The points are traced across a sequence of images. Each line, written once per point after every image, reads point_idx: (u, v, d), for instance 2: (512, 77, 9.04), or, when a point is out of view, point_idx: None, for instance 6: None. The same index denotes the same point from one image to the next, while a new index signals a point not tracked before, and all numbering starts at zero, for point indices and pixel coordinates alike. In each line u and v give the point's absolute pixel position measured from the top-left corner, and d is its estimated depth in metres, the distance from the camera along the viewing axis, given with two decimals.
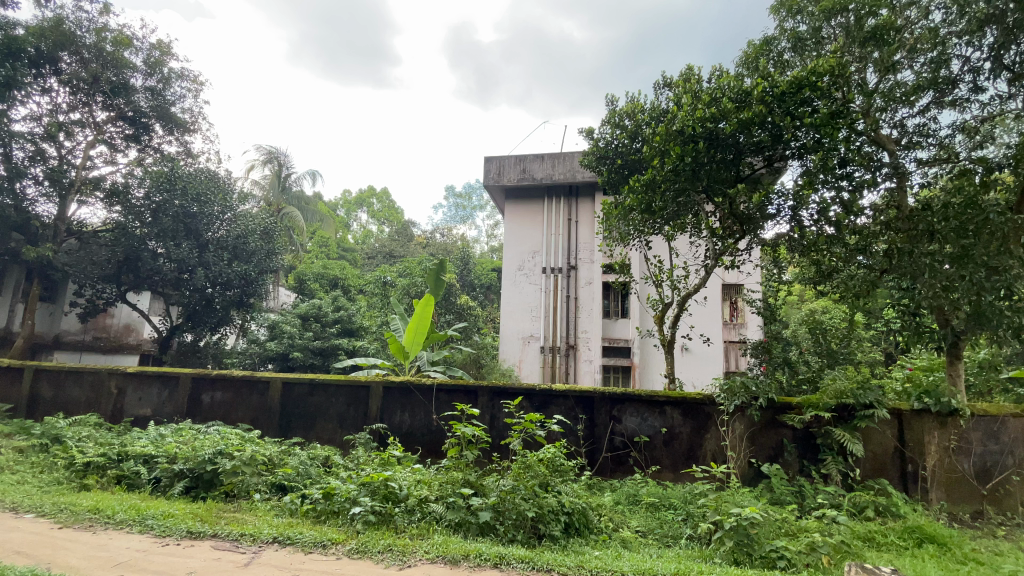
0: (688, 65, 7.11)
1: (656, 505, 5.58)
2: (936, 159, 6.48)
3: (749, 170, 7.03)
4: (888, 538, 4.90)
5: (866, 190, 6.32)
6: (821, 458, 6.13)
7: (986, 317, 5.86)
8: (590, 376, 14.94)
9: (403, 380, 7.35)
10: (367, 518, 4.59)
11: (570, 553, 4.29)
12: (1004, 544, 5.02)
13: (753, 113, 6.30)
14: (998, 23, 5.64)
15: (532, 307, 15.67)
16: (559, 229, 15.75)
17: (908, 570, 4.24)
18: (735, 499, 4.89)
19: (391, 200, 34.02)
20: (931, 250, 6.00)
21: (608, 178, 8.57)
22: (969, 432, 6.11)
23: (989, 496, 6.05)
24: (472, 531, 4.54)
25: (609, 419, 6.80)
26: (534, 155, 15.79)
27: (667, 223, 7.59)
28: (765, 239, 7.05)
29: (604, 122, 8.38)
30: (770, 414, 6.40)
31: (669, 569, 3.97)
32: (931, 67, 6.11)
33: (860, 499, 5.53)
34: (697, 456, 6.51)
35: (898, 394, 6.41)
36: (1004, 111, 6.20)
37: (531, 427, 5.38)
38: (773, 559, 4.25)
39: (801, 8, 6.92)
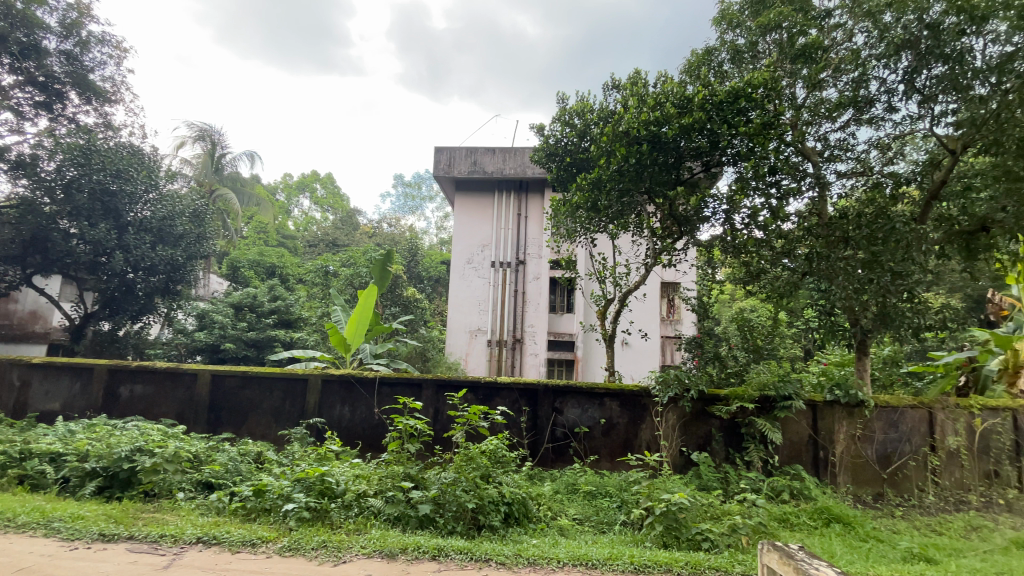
0: (636, 68, 7.31)
1: (593, 493, 5.77)
2: (854, 172, 7.10)
3: (689, 174, 7.35)
4: (800, 518, 5.34)
5: (793, 197, 6.76)
6: (745, 446, 6.57)
7: (890, 317, 6.56)
8: (535, 370, 15.12)
9: (343, 372, 7.15)
10: (301, 515, 4.44)
11: (509, 543, 4.37)
12: (899, 522, 5.61)
13: (693, 119, 6.61)
14: (912, 48, 6.18)
15: (480, 301, 15.66)
16: (508, 224, 15.81)
17: (817, 548, 4.64)
18: (666, 486, 5.14)
19: (335, 187, 32.81)
20: (846, 256, 6.53)
21: (557, 175, 8.73)
22: (872, 421, 6.77)
23: (888, 479, 6.73)
24: (410, 525, 4.52)
25: (552, 411, 6.94)
26: (485, 148, 15.72)
27: (612, 221, 7.79)
28: (701, 241, 7.43)
29: (554, 120, 8.46)
30: (700, 405, 6.79)
31: (602, 554, 4.14)
32: (853, 86, 6.69)
33: (778, 483, 5.99)
34: (633, 446, 6.80)
35: (814, 386, 6.96)
36: (913, 131, 6.75)
37: (476, 419, 5.41)
38: (698, 540, 4.52)
39: (740, 22, 7.29)
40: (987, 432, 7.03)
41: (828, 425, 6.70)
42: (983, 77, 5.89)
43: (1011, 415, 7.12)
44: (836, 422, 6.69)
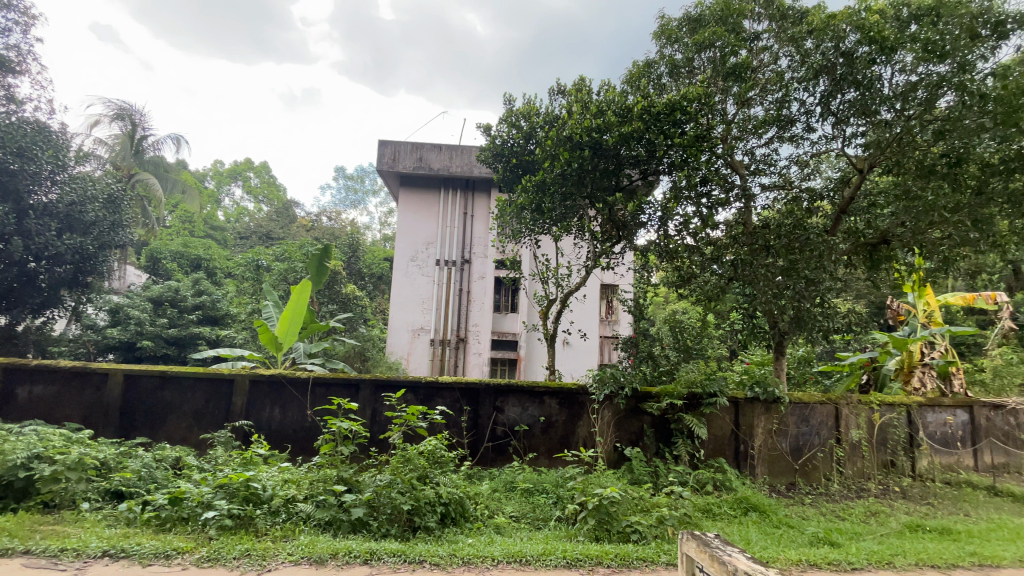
0: (581, 76, 7.49)
1: (530, 490, 5.86)
2: (777, 186, 7.64)
3: (628, 181, 7.66)
4: (721, 508, 5.70)
5: (721, 207, 7.19)
6: (674, 441, 6.92)
7: (804, 321, 7.09)
8: (478, 369, 15.12)
9: (274, 372, 6.83)
10: (223, 523, 4.20)
11: (444, 543, 4.35)
12: (807, 509, 6.12)
13: (632, 128, 6.87)
14: (829, 74, 6.72)
15: (423, 299, 15.44)
16: (454, 222, 15.72)
17: (734, 536, 4.98)
18: (600, 481, 5.31)
19: (271, 176, 31.22)
20: (767, 263, 7.04)
21: (503, 175, 8.79)
22: (787, 416, 7.33)
23: (800, 469, 7.32)
24: (342, 530, 4.41)
25: (492, 410, 6.96)
26: (431, 144, 15.52)
27: (554, 223, 7.94)
28: (638, 246, 7.75)
29: (501, 121, 8.48)
30: (633, 402, 7.08)
31: (536, 550, 4.23)
32: (776, 106, 7.20)
33: (703, 476, 6.37)
34: (570, 443, 6.97)
35: (737, 384, 7.43)
36: (828, 150, 7.34)
37: (413, 419, 5.34)
38: (627, 533, 4.72)
39: (678, 38, 7.64)
40: (884, 425, 7.79)
41: (749, 420, 7.19)
42: (889, 104, 6.53)
43: (905, 410, 7.93)
44: (755, 417, 7.19)
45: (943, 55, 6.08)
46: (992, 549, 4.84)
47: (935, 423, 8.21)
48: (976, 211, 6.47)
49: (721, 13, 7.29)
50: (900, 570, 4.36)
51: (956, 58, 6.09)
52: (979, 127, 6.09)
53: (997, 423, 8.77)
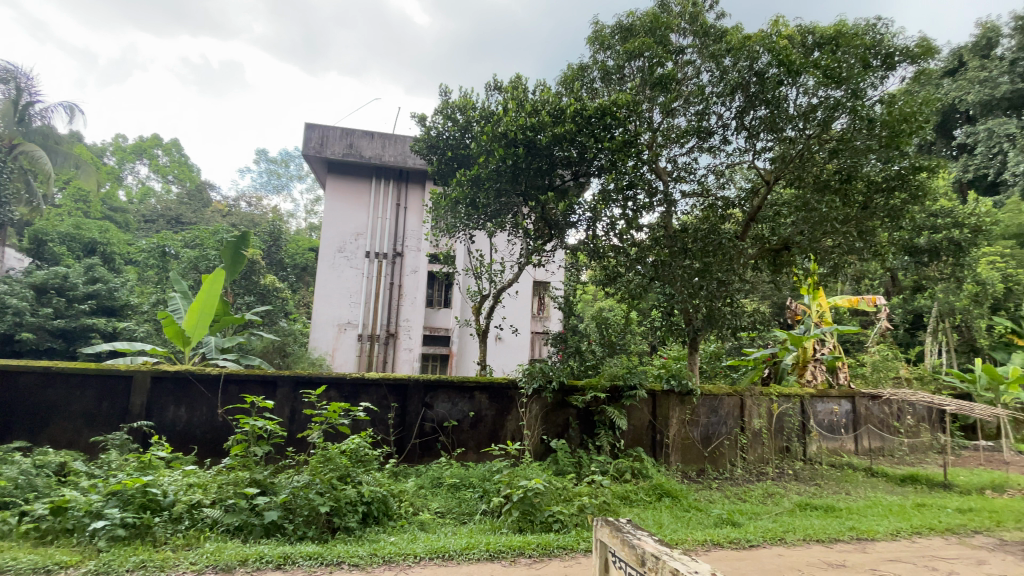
0: (517, 74, 7.54)
1: (457, 485, 5.85)
2: (696, 194, 8.14)
3: (560, 181, 7.86)
4: (638, 495, 6.03)
5: (645, 211, 7.56)
6: (597, 432, 7.23)
7: (715, 318, 7.66)
8: (408, 365, 14.84)
9: (180, 369, 6.30)
10: (114, 533, 3.83)
11: (364, 543, 4.26)
12: (714, 493, 6.62)
13: (565, 129, 7.03)
14: (744, 91, 7.26)
15: (351, 292, 14.90)
16: (386, 213, 15.30)
17: (648, 521, 5.30)
18: (525, 473, 5.43)
19: (183, 155, 28.72)
20: (684, 265, 7.53)
21: (438, 168, 8.65)
22: (698, 407, 7.87)
23: (709, 456, 7.89)
24: (254, 534, 4.19)
25: (421, 406, 6.86)
26: (363, 131, 15.00)
27: (489, 219, 7.98)
28: (569, 245, 8.01)
29: (436, 112, 8.32)
30: (560, 396, 7.29)
31: (459, 544, 4.24)
32: (697, 118, 7.68)
33: (623, 465, 6.70)
34: (498, 436, 7.05)
35: (656, 377, 7.87)
36: (741, 162, 7.94)
37: (335, 417, 5.16)
38: (550, 522, 4.87)
39: (610, 45, 7.97)
40: (782, 414, 8.59)
41: (664, 411, 7.64)
42: (793, 122, 7.15)
43: (798, 400, 8.80)
44: (670, 409, 7.65)
45: (840, 81, 6.73)
46: (867, 523, 5.49)
47: (823, 412, 9.18)
48: (862, 223, 7.31)
49: (650, 24, 7.61)
50: (790, 545, 4.84)
51: (850, 84, 6.78)
52: (867, 148, 7.01)
53: (874, 412, 9.95)
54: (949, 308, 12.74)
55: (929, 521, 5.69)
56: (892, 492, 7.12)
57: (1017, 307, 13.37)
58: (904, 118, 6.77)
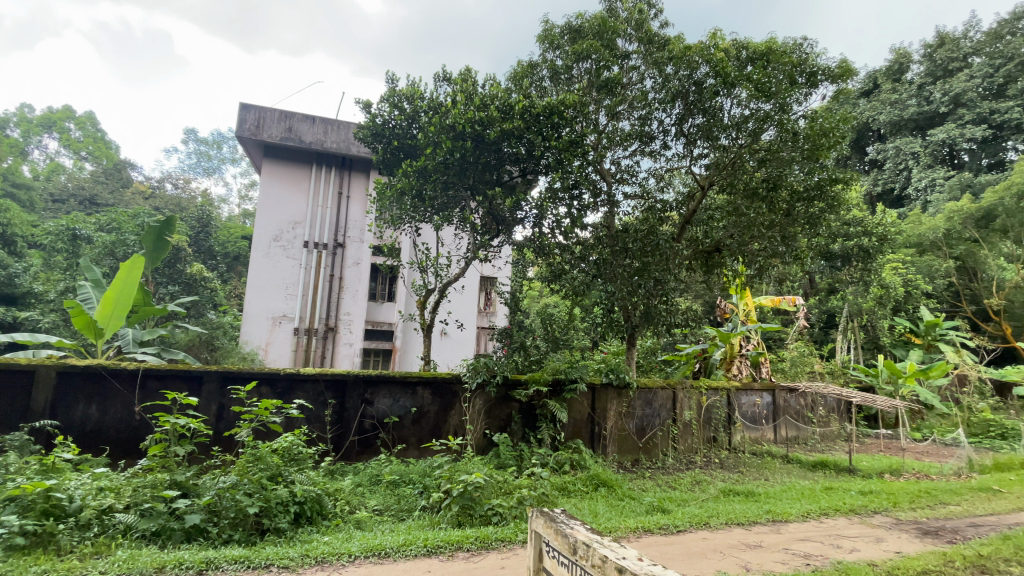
0: (467, 66, 7.49)
1: (396, 482, 5.76)
2: (637, 195, 8.44)
3: (508, 177, 7.89)
4: (576, 486, 6.21)
5: (589, 210, 7.75)
6: (538, 425, 7.38)
7: (652, 315, 8.00)
8: (348, 360, 14.40)
9: (92, 363, 5.79)
10: (10, 543, 3.47)
11: (296, 544, 4.12)
12: (648, 482, 6.94)
13: (514, 125, 7.06)
14: (683, 99, 7.60)
15: (288, 284, 14.24)
16: (327, 202, 14.72)
17: (585, 510, 5.48)
18: (467, 467, 5.45)
19: (100, 130, 26.31)
20: (624, 264, 7.80)
21: (383, 157, 8.43)
22: (634, 400, 8.21)
23: (643, 447, 8.23)
24: (173, 539, 3.95)
25: (360, 402, 6.69)
26: (303, 115, 14.37)
27: (435, 213, 7.86)
28: (515, 241, 8.09)
29: (382, 99, 8.10)
30: (503, 390, 7.36)
31: (397, 541, 4.20)
32: (640, 122, 7.96)
33: (562, 457, 6.88)
34: (440, 432, 7.01)
35: (596, 371, 8.13)
36: (679, 166, 8.31)
37: (266, 414, 4.92)
38: (489, 515, 4.92)
39: (559, 45, 8.09)
40: (710, 406, 9.13)
41: (603, 404, 7.90)
42: (727, 132, 7.58)
43: (725, 393, 9.38)
44: (608, 401, 7.93)
45: (769, 95, 7.18)
46: (782, 507, 5.95)
47: (747, 404, 9.84)
48: (785, 229, 7.85)
49: (599, 27, 7.75)
50: (713, 529, 5.17)
51: (778, 99, 7.24)
52: (791, 159, 7.54)
53: (792, 403, 10.78)
54: (858, 309, 14.00)
55: (835, 503, 6.26)
56: (805, 477, 7.76)
57: (914, 308, 14.90)
58: (824, 133, 7.34)
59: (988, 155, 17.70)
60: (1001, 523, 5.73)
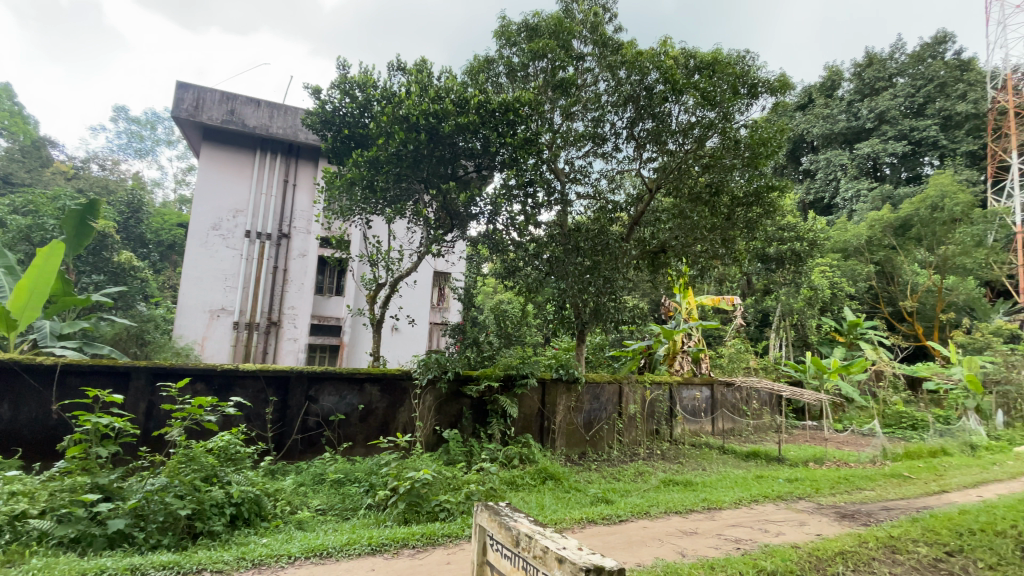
0: (422, 57, 7.36)
1: (341, 481, 5.63)
2: (589, 195, 8.61)
3: (462, 172, 7.85)
4: (524, 479, 6.30)
5: (542, 208, 7.85)
6: (489, 421, 7.43)
7: (601, 312, 8.23)
8: (292, 355, 13.88)
9: (1, 358, 5.28)
10: None
11: (231, 547, 3.95)
12: (594, 474, 7.14)
13: (469, 120, 7.03)
14: (634, 103, 7.84)
15: (227, 276, 13.54)
16: (272, 190, 14.09)
17: (532, 503, 5.57)
18: (415, 464, 5.41)
19: (13, 103, 23.89)
20: (575, 262, 7.96)
21: (332, 146, 8.15)
22: (582, 395, 8.41)
23: (590, 441, 8.46)
24: (94, 546, 3.69)
25: (305, 399, 6.48)
26: (247, 98, 13.69)
27: (387, 205, 7.68)
28: (469, 237, 8.04)
29: (333, 86, 7.83)
30: (455, 386, 7.34)
31: (339, 541, 4.12)
32: (593, 123, 8.14)
33: (512, 452, 6.96)
34: (388, 429, 6.90)
35: (547, 367, 8.25)
36: (629, 169, 8.56)
37: (200, 412, 4.69)
38: (436, 512, 4.90)
39: (515, 42, 8.12)
40: (653, 400, 9.52)
41: (552, 399, 8.05)
42: (674, 137, 7.89)
43: (668, 387, 9.80)
44: (558, 396, 8.08)
45: (713, 104, 7.53)
46: (717, 495, 6.30)
47: (688, 398, 10.32)
48: (725, 232, 8.27)
49: (555, 27, 7.83)
50: (653, 518, 5.39)
51: (721, 108, 7.61)
52: (732, 165, 7.95)
53: (728, 397, 11.39)
54: (790, 308, 14.97)
55: (765, 490, 6.68)
56: (739, 467, 8.23)
57: (839, 309, 16.08)
58: (763, 142, 7.78)
59: (907, 169, 19.30)
60: (908, 506, 6.30)
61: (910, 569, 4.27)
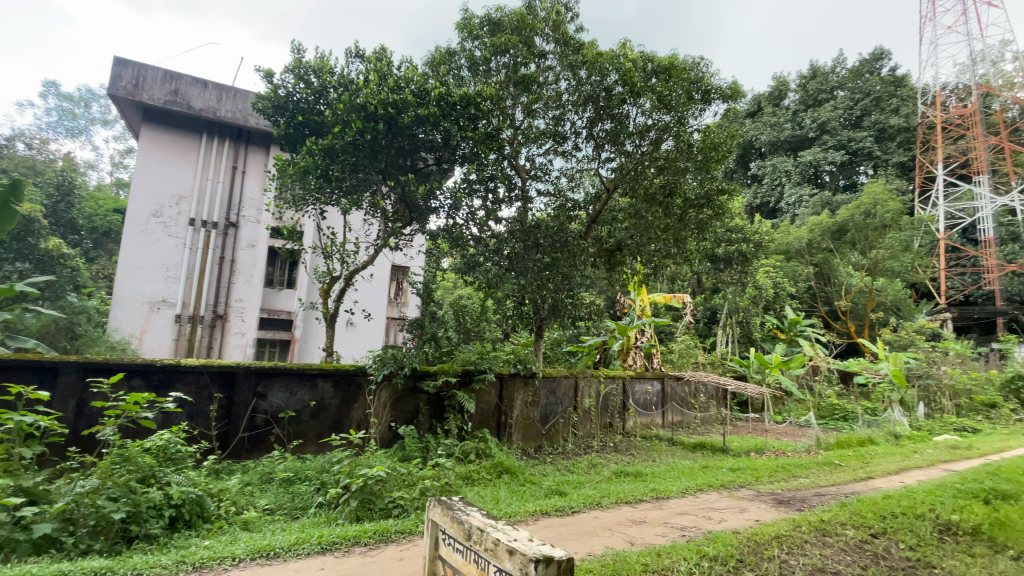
0: (381, 45, 7.21)
1: (291, 480, 5.47)
2: (550, 192, 8.70)
3: (422, 164, 7.75)
4: (480, 474, 6.33)
5: (503, 204, 7.86)
6: (446, 416, 7.41)
7: (559, 308, 8.36)
8: (239, 350, 13.31)
9: None
10: None
11: (170, 550, 3.78)
12: (549, 467, 7.26)
13: (429, 111, 6.94)
14: (594, 103, 7.98)
15: (169, 266, 12.82)
16: (219, 177, 13.41)
17: (487, 497, 5.61)
18: (368, 461, 5.33)
19: None
20: (535, 258, 8.03)
21: (285, 132, 7.85)
22: (539, 389, 8.53)
23: (546, 434, 8.59)
24: (17, 553, 3.44)
25: (252, 396, 6.25)
26: (193, 78, 12.95)
27: (343, 195, 7.47)
28: (428, 231, 7.94)
29: (287, 70, 7.53)
30: (412, 381, 7.27)
31: (287, 540, 4.01)
32: (554, 121, 8.23)
33: (468, 447, 6.98)
34: (342, 426, 6.75)
35: (505, 362, 8.30)
36: (589, 168, 8.70)
37: (136, 409, 4.44)
38: (390, 508, 4.85)
39: (478, 35, 8.08)
40: (608, 394, 9.78)
41: (510, 394, 8.11)
42: (631, 138, 8.10)
43: (621, 381, 10.08)
44: (515, 390, 8.15)
45: (669, 108, 7.76)
46: (665, 485, 6.55)
47: (640, 392, 10.66)
48: (678, 233, 8.58)
49: (517, 23, 7.85)
50: (604, 508, 5.55)
51: (676, 112, 7.85)
52: (685, 168, 8.25)
53: (678, 391, 11.85)
54: (736, 307, 15.70)
55: (710, 479, 7.01)
56: (687, 458, 8.59)
57: (781, 307, 17.01)
58: (715, 147, 8.09)
59: (845, 177, 20.59)
60: (837, 492, 6.77)
61: (838, 550, 4.59)
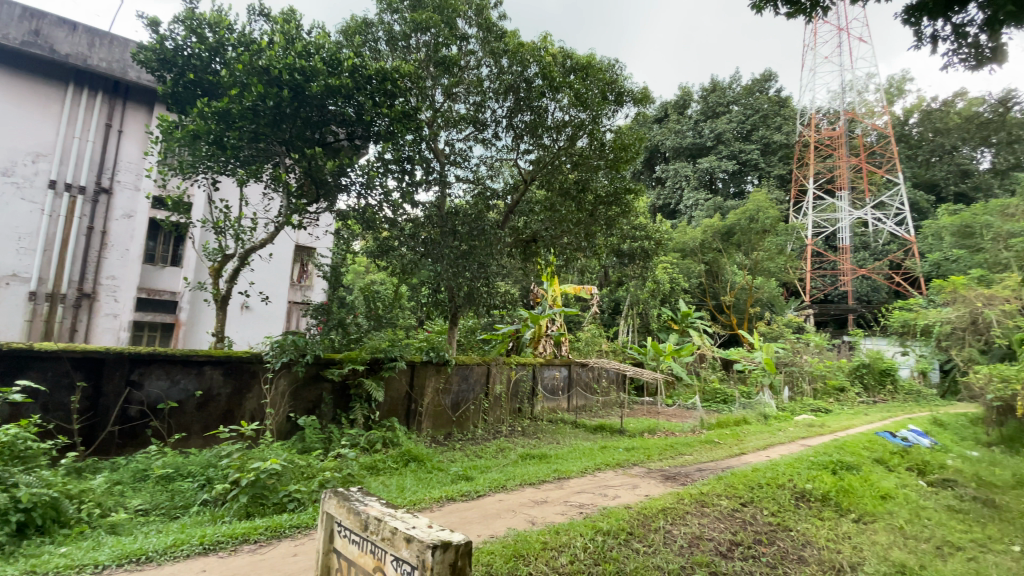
0: (289, 5, 6.65)
1: (170, 477, 4.99)
2: (468, 179, 8.63)
3: (332, 138, 7.21)
4: (385, 464, 6.21)
5: (420, 188, 7.69)
6: (351, 405, 7.17)
7: (473, 296, 8.37)
8: (111, 334, 11.78)
9: None
10: None
11: (15, 560, 3.29)
12: (457, 453, 7.32)
13: (341, 82, 6.55)
14: (515, 93, 8.03)
15: (20, 235, 10.94)
16: (88, 134, 11.66)
17: (391, 486, 5.53)
18: (262, 454, 5.02)
19: None
20: (450, 245, 7.94)
21: (172, 90, 7.01)
22: (451, 376, 8.56)
23: (457, 421, 8.64)
24: None
25: (125, 385, 5.58)
26: (57, 17, 11.09)
27: (241, 165, 6.83)
28: (337, 210, 7.50)
29: (176, 20, 6.69)
30: (314, 369, 6.93)
31: (163, 543, 3.66)
32: (474, 107, 8.17)
33: (374, 436, 6.81)
34: (232, 417, 6.26)
35: (417, 350, 8.20)
36: (507, 158, 8.75)
37: None
38: (284, 503, 4.63)
39: (398, 9, 7.74)
40: (518, 380, 10.07)
41: (421, 382, 8.04)
42: (549, 133, 8.32)
43: (531, 368, 10.42)
44: (426, 378, 8.10)
45: (585, 106, 8.04)
46: (567, 466, 6.90)
47: (548, 378, 11.10)
48: (588, 227, 9.01)
49: (439, 3, 7.66)
50: (509, 491, 5.73)
51: (591, 110, 8.14)
52: (597, 166, 8.64)
53: (582, 376, 12.48)
54: (638, 298, 16.77)
55: (608, 459, 7.49)
56: (588, 439, 9.11)
57: (677, 300, 18.48)
58: (624, 147, 8.53)
59: (735, 184, 22.73)
60: (714, 466, 7.58)
61: (712, 518, 5.16)
